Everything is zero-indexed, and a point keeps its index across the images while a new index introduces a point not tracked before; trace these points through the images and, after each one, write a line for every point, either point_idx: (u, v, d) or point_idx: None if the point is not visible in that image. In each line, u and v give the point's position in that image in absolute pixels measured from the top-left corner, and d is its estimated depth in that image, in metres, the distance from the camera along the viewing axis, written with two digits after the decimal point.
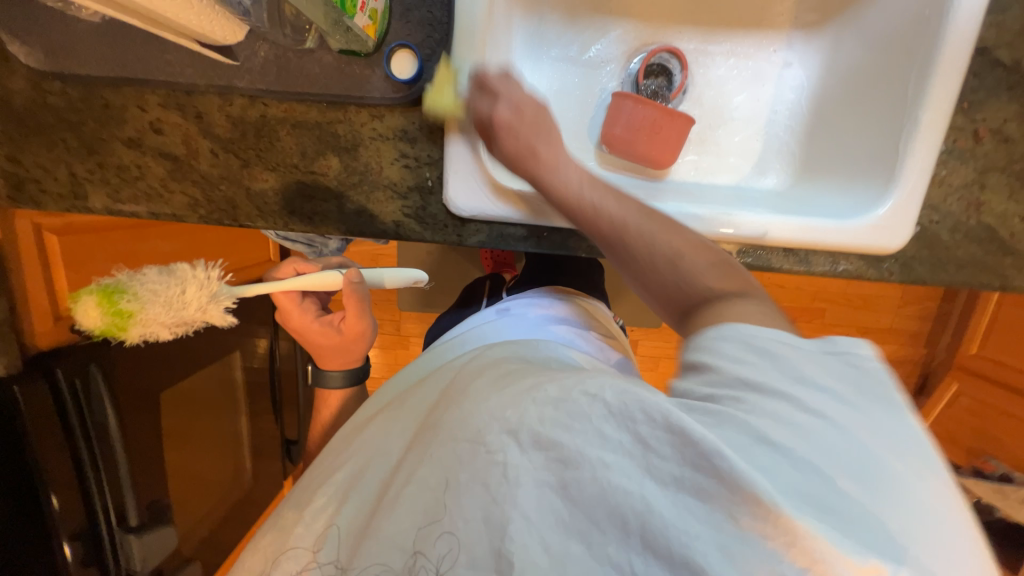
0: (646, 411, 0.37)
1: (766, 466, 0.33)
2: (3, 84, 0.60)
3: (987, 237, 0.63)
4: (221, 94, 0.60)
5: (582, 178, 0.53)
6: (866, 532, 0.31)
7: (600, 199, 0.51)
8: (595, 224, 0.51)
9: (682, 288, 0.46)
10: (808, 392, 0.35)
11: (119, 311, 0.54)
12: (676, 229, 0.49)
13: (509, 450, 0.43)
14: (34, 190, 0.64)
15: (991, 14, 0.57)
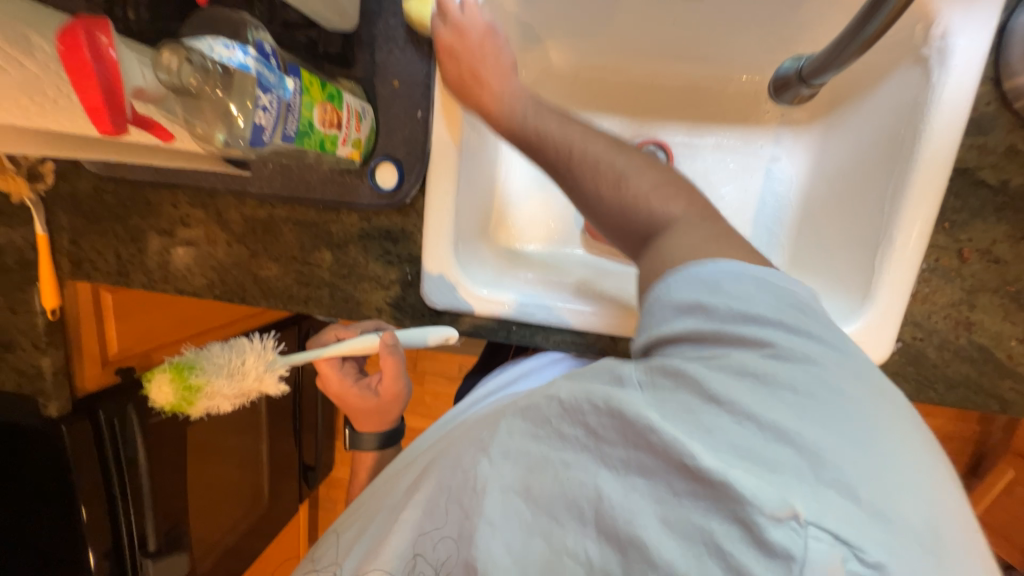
0: (592, 400, 0.38)
1: (709, 423, 0.33)
2: (72, 183, 0.73)
3: (981, 357, 0.60)
4: (236, 197, 0.69)
5: (527, 106, 0.56)
6: (806, 480, 0.30)
7: (542, 124, 0.54)
8: (542, 153, 0.53)
9: (626, 212, 0.48)
10: (756, 342, 0.36)
11: (189, 385, 0.56)
12: (619, 148, 0.51)
13: (480, 461, 0.42)
14: (88, 267, 0.76)
15: (972, 137, 0.55)
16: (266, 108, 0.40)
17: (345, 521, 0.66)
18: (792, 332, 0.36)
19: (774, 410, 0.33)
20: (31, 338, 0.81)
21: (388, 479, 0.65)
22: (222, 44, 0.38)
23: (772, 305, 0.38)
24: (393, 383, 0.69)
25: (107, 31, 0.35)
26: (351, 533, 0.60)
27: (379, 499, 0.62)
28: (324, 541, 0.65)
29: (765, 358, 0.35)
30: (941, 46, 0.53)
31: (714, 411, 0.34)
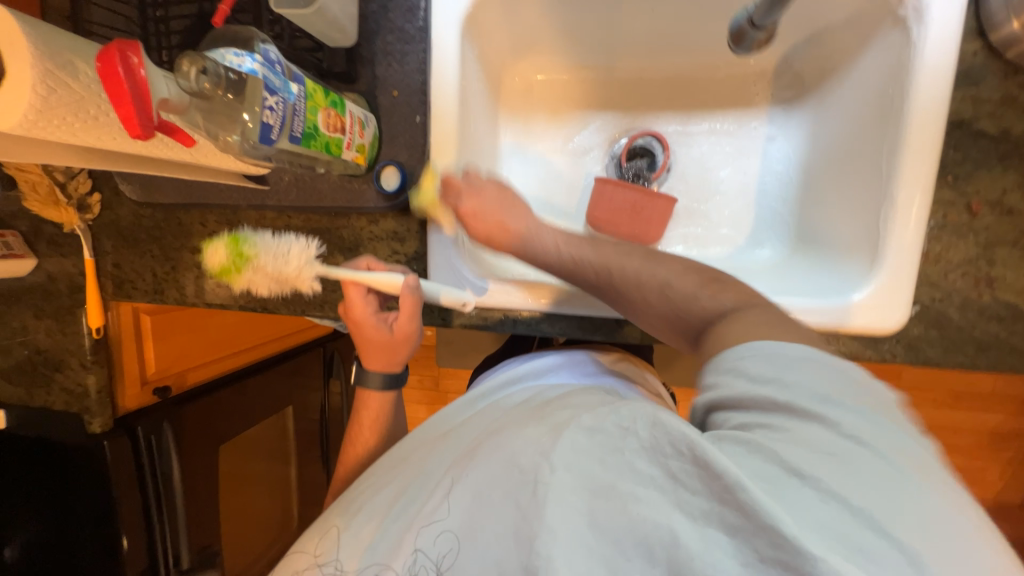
0: (673, 442, 0.37)
1: (796, 497, 0.33)
2: (115, 211, 0.81)
3: (1010, 315, 0.57)
4: (257, 211, 0.75)
5: (557, 239, 0.60)
6: (895, 562, 0.30)
7: (576, 251, 0.59)
8: (582, 276, 0.59)
9: (666, 298, 0.53)
10: (839, 414, 0.35)
11: (240, 253, 0.64)
12: (654, 259, 0.56)
13: (540, 470, 0.41)
14: (129, 288, 0.83)
15: (963, 89, 0.54)
16: (272, 108, 0.45)
17: (346, 508, 0.62)
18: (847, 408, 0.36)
19: (859, 490, 0.32)
20: (78, 358, 0.88)
21: (399, 467, 0.63)
22: (233, 53, 0.43)
23: (824, 388, 0.37)
24: (412, 320, 0.66)
25: (137, 50, 0.40)
26: (355, 524, 0.58)
27: (389, 487, 0.60)
28: (318, 533, 0.62)
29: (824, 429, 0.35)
30: (917, 5, 0.54)
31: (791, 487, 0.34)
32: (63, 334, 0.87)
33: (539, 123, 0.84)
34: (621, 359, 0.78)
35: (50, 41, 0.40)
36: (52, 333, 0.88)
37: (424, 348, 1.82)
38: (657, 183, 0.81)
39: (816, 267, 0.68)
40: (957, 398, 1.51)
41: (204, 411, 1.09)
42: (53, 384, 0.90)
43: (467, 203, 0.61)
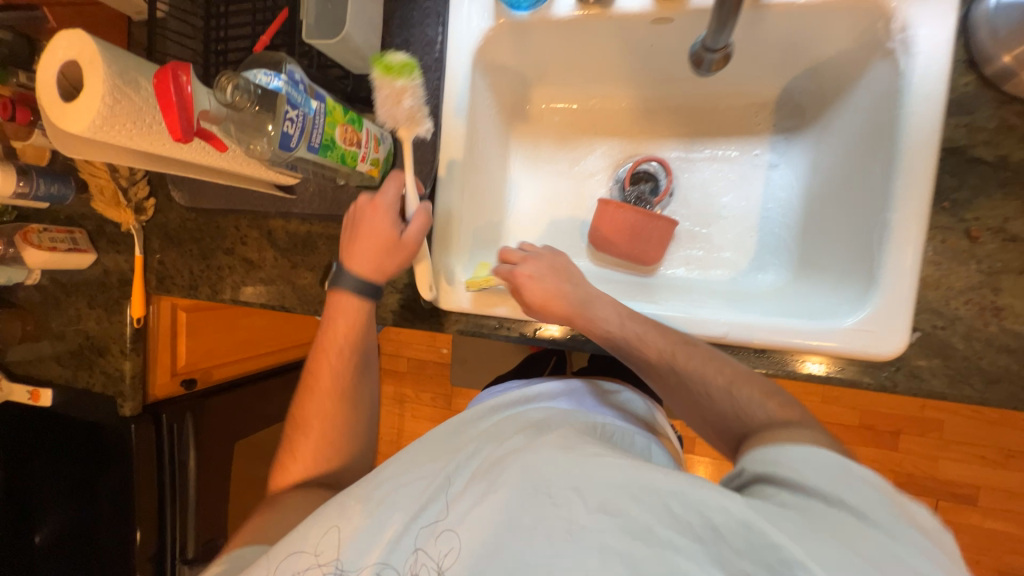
0: (726, 504, 0.40)
1: None
2: (166, 214, 0.91)
3: (1020, 347, 0.54)
4: (284, 218, 0.83)
5: (621, 313, 0.63)
6: None
7: (642, 329, 0.60)
8: (642, 355, 0.59)
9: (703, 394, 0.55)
10: (886, 522, 0.38)
11: None
12: (698, 354, 0.57)
13: (577, 509, 0.44)
14: (169, 283, 0.93)
15: (955, 116, 0.55)
16: (292, 121, 0.51)
17: (338, 504, 0.55)
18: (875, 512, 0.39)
19: None
20: (120, 344, 0.97)
21: (406, 464, 0.56)
22: (263, 74, 0.50)
23: (869, 495, 0.40)
24: (423, 230, 0.66)
25: (187, 71, 0.48)
26: (371, 520, 0.52)
27: (393, 486, 0.53)
28: (311, 530, 0.54)
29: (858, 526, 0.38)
30: (905, 37, 0.55)
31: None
32: (109, 323, 0.97)
33: (548, 147, 0.88)
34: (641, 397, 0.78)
35: (121, 62, 0.49)
36: (100, 321, 0.97)
37: (439, 366, 1.86)
38: (659, 207, 0.83)
39: (814, 291, 0.67)
40: (1007, 456, 1.37)
41: (226, 406, 1.19)
42: (95, 368, 0.99)
43: (524, 270, 0.67)
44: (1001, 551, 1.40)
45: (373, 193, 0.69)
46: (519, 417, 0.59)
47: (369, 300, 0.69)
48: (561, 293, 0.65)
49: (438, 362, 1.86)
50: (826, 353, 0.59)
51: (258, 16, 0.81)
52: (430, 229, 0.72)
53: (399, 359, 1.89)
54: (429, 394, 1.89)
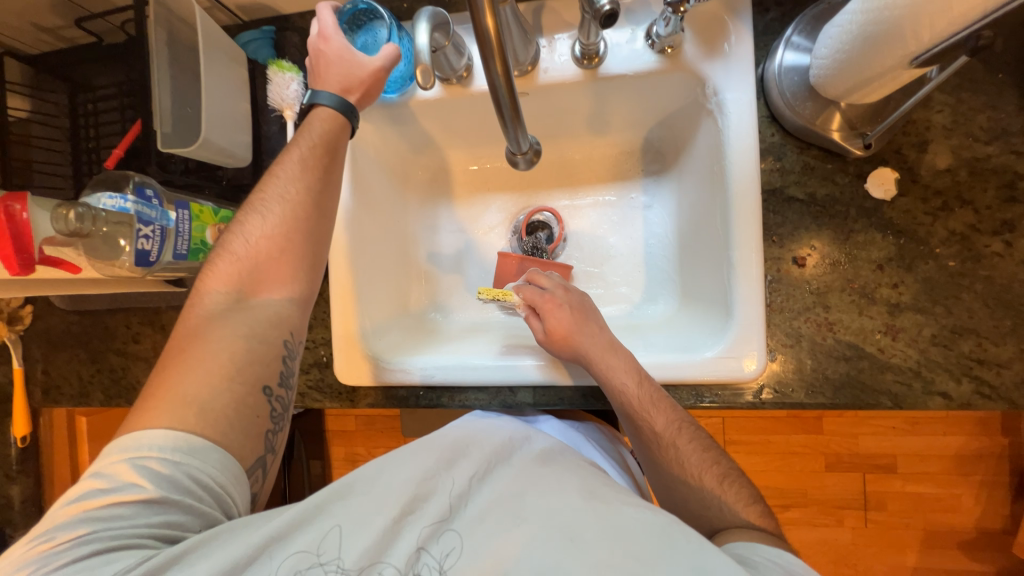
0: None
1: None
2: (46, 319, 0.85)
3: (853, 354, 0.61)
4: (177, 310, 0.80)
5: (635, 379, 0.63)
6: None
7: (653, 398, 0.62)
8: (646, 422, 0.61)
9: (682, 467, 0.61)
10: None
11: None
12: (688, 428, 0.62)
13: (600, 553, 0.45)
14: (55, 392, 0.86)
15: (769, 163, 0.64)
16: (147, 236, 0.51)
17: (343, 501, 0.50)
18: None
19: None
20: (5, 468, 0.87)
21: (431, 470, 0.53)
22: (108, 196, 0.50)
23: None
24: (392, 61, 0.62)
25: (21, 199, 0.47)
26: (388, 530, 0.49)
27: (411, 493, 0.51)
28: (313, 526, 0.49)
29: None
30: (717, 100, 0.64)
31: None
32: None
33: (445, 208, 0.91)
34: (595, 429, 0.80)
35: None
36: None
37: (388, 419, 1.79)
38: (555, 254, 0.86)
39: (693, 321, 0.73)
40: (912, 423, 1.48)
41: None
42: None
43: (548, 303, 0.70)
44: (925, 511, 1.49)
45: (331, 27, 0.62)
46: (536, 445, 0.59)
47: (345, 117, 0.62)
48: (581, 333, 0.67)
49: (387, 415, 1.79)
50: (701, 382, 0.65)
51: (130, 111, 0.79)
52: (332, 307, 0.73)
53: (346, 418, 1.80)
54: (383, 449, 1.81)
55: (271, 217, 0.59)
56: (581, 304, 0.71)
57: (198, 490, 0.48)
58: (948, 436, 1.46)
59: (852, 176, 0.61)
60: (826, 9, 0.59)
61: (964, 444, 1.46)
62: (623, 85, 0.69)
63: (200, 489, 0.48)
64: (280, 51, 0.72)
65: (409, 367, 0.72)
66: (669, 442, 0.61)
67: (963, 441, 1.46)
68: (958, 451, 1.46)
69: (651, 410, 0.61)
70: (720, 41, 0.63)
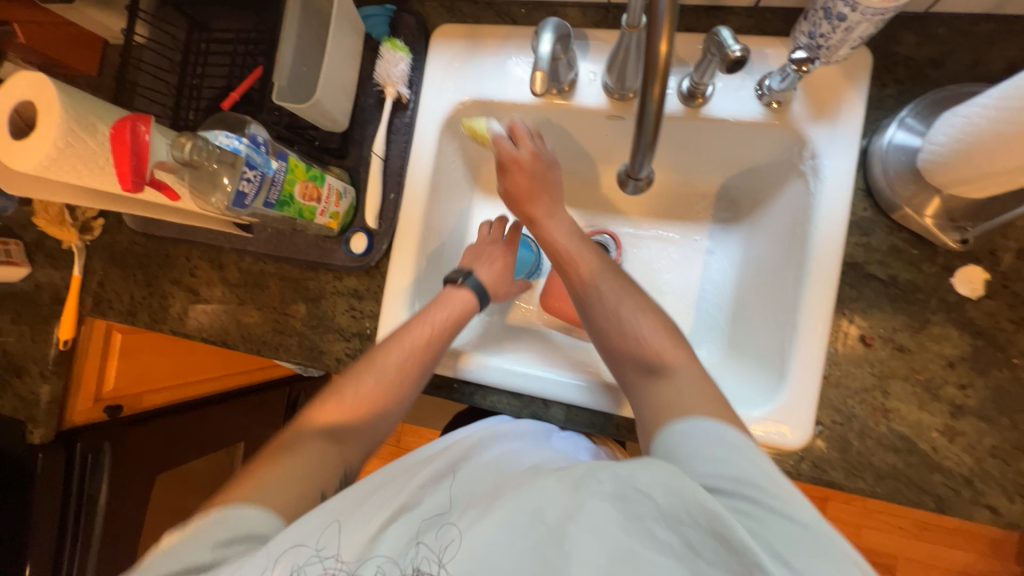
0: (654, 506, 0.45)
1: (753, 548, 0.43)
2: (113, 235, 0.89)
3: (904, 447, 0.60)
4: (237, 254, 0.82)
5: (572, 232, 0.69)
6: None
7: (598, 283, 0.65)
8: (574, 273, 0.66)
9: (638, 344, 0.61)
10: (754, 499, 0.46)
11: None
12: (649, 312, 0.63)
13: (573, 522, 0.46)
14: (106, 306, 0.89)
15: (855, 237, 0.63)
16: (250, 180, 0.53)
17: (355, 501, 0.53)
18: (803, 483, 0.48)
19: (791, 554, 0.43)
20: (40, 366, 0.91)
21: (426, 481, 0.57)
22: (224, 135, 0.51)
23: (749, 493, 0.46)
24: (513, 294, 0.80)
25: (147, 122, 0.50)
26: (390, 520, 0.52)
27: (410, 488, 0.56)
28: None
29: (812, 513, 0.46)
30: (814, 164, 0.64)
31: (777, 569, 0.42)
32: (32, 343, 0.91)
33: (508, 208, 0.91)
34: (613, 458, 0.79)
35: (81, 108, 0.50)
36: (23, 339, 0.92)
37: None
38: None
39: (739, 376, 0.72)
40: (923, 527, 1.41)
41: (155, 433, 1.14)
42: (7, 389, 0.91)
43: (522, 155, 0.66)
44: None
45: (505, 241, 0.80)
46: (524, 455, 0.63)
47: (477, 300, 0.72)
48: (541, 196, 0.68)
49: None
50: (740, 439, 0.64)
51: (239, 59, 0.83)
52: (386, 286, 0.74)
53: None
54: None
55: (400, 360, 0.65)
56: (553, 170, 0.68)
57: (236, 539, 0.51)
58: (958, 549, 1.39)
59: (939, 267, 0.60)
60: (946, 98, 0.58)
61: (976, 561, 1.39)
62: (720, 130, 0.69)
63: (242, 537, 0.51)
64: (395, 31, 0.75)
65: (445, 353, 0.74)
66: (591, 287, 0.65)
67: (976, 558, 1.39)
68: (968, 567, 1.39)
69: (579, 259, 0.67)
70: (831, 106, 0.63)
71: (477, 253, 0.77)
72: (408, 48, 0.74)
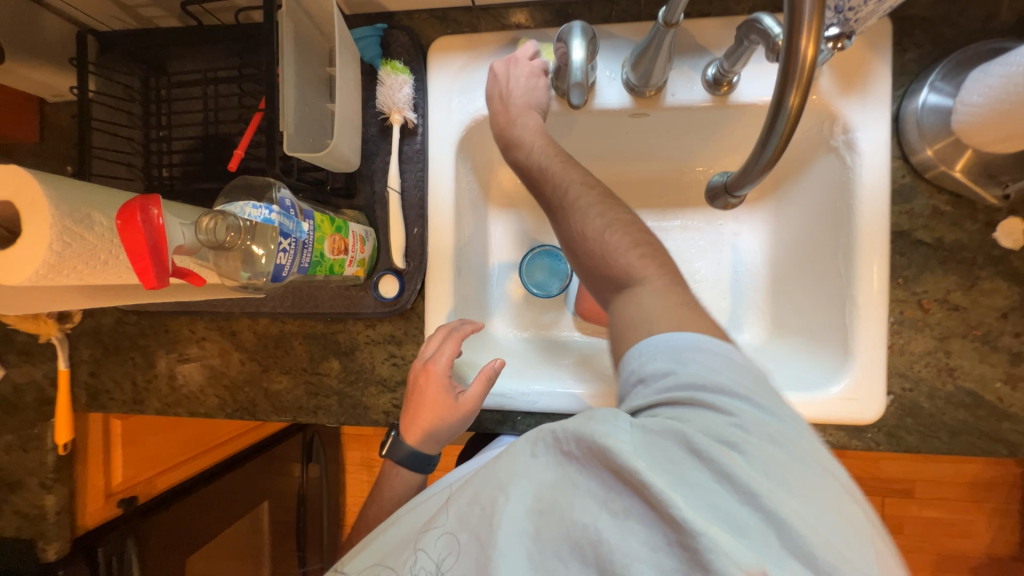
0: (590, 449, 0.42)
1: (694, 480, 0.39)
2: (98, 318, 0.79)
3: (973, 402, 0.61)
4: (250, 317, 0.75)
5: (538, 141, 0.64)
6: (757, 534, 0.37)
7: (547, 160, 0.63)
8: (542, 184, 0.63)
9: (606, 257, 0.57)
10: (729, 434, 0.41)
11: None
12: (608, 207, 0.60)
13: (506, 496, 0.44)
14: (105, 398, 0.80)
15: (898, 205, 0.63)
16: (285, 250, 0.48)
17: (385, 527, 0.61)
18: (762, 409, 0.43)
19: (750, 476, 0.38)
20: (38, 477, 0.81)
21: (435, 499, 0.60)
22: (252, 206, 0.46)
23: (710, 428, 0.41)
24: (481, 392, 0.65)
25: (159, 203, 0.43)
26: (395, 530, 0.59)
27: (420, 502, 0.61)
28: None
29: (760, 441, 0.40)
30: (849, 138, 0.63)
31: (721, 498, 0.38)
32: (24, 452, 0.81)
33: (524, 220, 0.87)
34: None
35: (72, 199, 0.42)
36: (10, 450, 0.81)
37: None
38: None
39: (794, 357, 0.72)
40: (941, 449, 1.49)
41: (178, 514, 1.04)
42: (5, 508, 0.81)
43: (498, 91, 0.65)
44: (942, 536, 1.50)
45: (440, 361, 0.64)
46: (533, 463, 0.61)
47: (428, 449, 0.68)
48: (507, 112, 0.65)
49: None
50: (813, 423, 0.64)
51: (211, 102, 0.73)
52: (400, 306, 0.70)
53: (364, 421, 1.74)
54: None
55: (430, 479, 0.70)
56: (537, 109, 0.65)
57: None
58: (976, 463, 1.48)
59: (981, 223, 0.62)
60: (971, 56, 0.58)
61: (996, 470, 1.47)
62: (748, 113, 0.68)
63: None
64: (387, 51, 0.69)
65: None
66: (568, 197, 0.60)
67: (993, 467, 1.47)
68: (986, 476, 1.48)
69: (545, 168, 0.63)
70: (857, 77, 0.62)
71: (416, 398, 0.65)
72: (408, 69, 0.68)
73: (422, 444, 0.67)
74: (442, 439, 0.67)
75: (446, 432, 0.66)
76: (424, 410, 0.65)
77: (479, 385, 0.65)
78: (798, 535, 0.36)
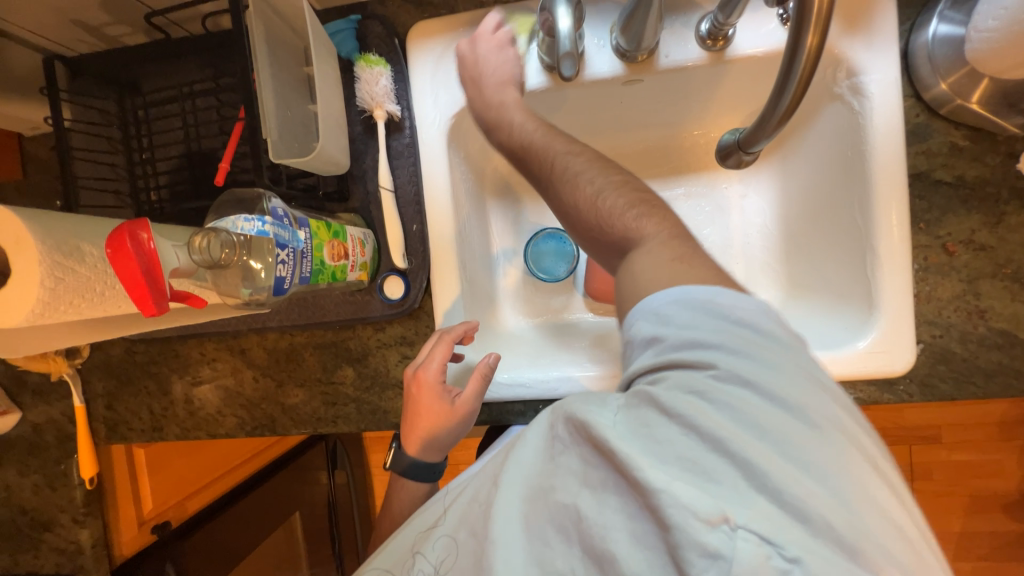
0: (568, 421, 0.38)
1: (662, 437, 0.33)
2: (106, 349, 0.78)
3: (1006, 342, 0.59)
4: (257, 333, 0.74)
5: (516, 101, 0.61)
6: (726, 490, 0.31)
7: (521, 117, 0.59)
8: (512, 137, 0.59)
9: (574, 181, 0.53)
10: (704, 386, 0.34)
11: None
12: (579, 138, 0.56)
13: (499, 490, 0.40)
14: (123, 429, 0.79)
15: (913, 146, 0.61)
16: (284, 261, 0.46)
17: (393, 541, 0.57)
18: (751, 353, 0.35)
19: (719, 423, 0.32)
20: (69, 512, 0.81)
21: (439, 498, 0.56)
22: (244, 219, 0.44)
23: (682, 380, 0.35)
24: (479, 392, 0.63)
25: (147, 226, 0.41)
26: (398, 538, 0.56)
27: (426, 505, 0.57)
28: None
29: (739, 388, 0.34)
30: (854, 82, 0.60)
31: (690, 454, 0.32)
32: (53, 490, 0.81)
33: (524, 205, 0.85)
34: None
35: (59, 232, 0.41)
36: (39, 490, 0.81)
37: None
38: None
39: (812, 317, 0.69)
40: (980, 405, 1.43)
41: (212, 533, 1.04)
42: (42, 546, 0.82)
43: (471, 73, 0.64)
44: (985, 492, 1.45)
45: (432, 368, 0.62)
46: None
47: (435, 458, 0.67)
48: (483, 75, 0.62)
49: None
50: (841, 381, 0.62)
51: (190, 118, 0.71)
52: (388, 297, 0.68)
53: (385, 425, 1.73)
54: None
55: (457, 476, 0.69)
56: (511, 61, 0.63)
57: None
58: None
59: (1003, 155, 0.59)
60: None
61: None
62: (749, 66, 0.64)
63: None
64: (364, 44, 0.66)
65: (501, 385, 0.69)
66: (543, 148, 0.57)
67: None
68: None
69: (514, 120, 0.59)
70: (863, 14, 0.59)
71: (414, 408, 0.64)
72: (385, 60, 0.66)
73: (427, 453, 0.66)
74: (447, 444, 0.66)
75: (449, 437, 0.65)
76: (423, 419, 0.64)
77: (474, 384, 0.63)
78: (778, 484, 0.30)
